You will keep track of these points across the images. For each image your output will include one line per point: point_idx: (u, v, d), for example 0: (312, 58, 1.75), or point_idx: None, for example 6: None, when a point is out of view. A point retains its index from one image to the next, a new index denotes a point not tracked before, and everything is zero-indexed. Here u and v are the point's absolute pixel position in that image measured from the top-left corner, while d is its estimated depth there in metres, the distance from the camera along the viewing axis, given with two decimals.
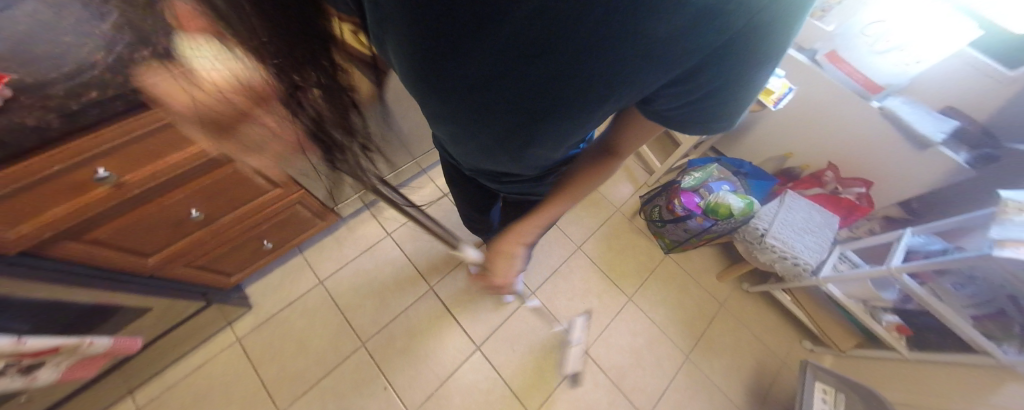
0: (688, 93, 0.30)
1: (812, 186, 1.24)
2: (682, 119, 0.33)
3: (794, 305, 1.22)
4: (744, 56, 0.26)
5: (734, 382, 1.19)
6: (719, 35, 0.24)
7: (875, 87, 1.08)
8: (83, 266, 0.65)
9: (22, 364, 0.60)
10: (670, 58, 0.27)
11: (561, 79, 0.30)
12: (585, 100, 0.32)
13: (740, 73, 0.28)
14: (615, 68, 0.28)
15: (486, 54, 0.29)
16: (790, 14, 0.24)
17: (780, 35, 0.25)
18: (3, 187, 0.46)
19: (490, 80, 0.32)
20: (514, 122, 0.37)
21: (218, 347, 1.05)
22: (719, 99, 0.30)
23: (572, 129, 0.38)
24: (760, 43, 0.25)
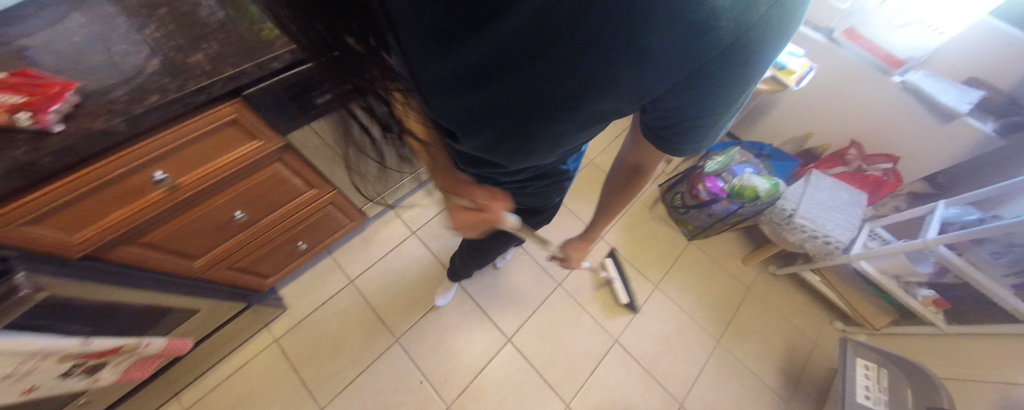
0: (678, 105, 0.30)
1: (836, 165, 1.22)
2: (670, 129, 0.33)
3: (823, 285, 1.21)
4: (732, 68, 0.26)
5: (767, 365, 1.19)
6: (711, 49, 0.24)
7: (895, 61, 1.05)
8: (134, 269, 0.66)
9: (88, 365, 0.63)
10: (664, 70, 0.26)
11: (553, 85, 0.29)
12: (575, 107, 0.31)
13: (728, 87, 0.28)
14: (607, 75, 0.27)
15: (477, 58, 0.29)
16: (775, 32, 0.24)
17: (766, 49, 0.25)
18: (71, 193, 0.48)
19: (481, 87, 0.31)
20: (501, 131, 0.35)
21: (256, 349, 1.06)
22: (705, 111, 0.30)
23: (562, 139, 0.37)
24: (748, 59, 0.26)
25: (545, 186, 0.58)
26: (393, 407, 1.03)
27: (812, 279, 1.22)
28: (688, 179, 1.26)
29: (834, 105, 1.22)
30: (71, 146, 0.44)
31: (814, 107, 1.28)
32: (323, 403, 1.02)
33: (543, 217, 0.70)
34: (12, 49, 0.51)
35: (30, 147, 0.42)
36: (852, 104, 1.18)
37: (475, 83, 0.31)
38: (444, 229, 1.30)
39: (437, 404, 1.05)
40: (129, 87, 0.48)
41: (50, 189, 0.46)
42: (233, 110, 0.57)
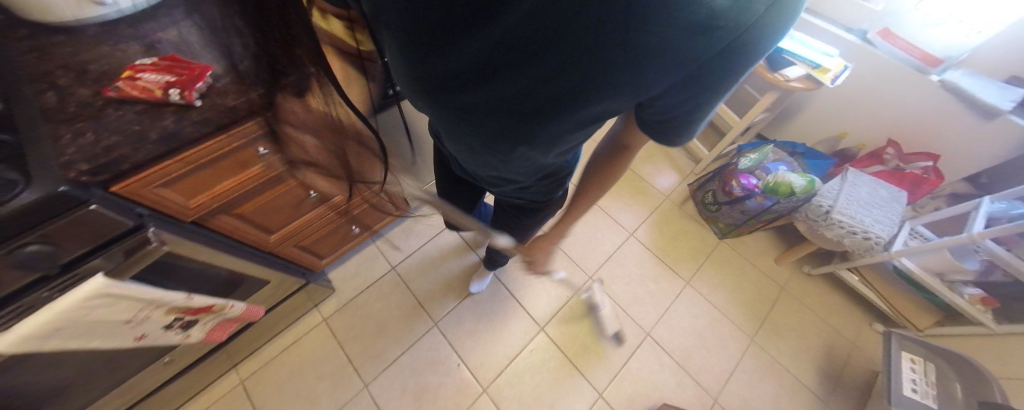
0: (675, 100, 0.34)
1: (872, 165, 1.21)
2: (668, 123, 0.37)
3: (863, 285, 1.19)
4: (724, 69, 0.30)
5: (803, 365, 1.18)
6: (713, 45, 0.28)
7: (932, 60, 1.07)
8: (225, 236, 0.76)
9: (184, 321, 0.72)
10: (664, 66, 0.30)
11: (552, 79, 0.32)
12: (576, 103, 0.34)
13: (722, 81, 0.32)
14: (606, 72, 0.31)
15: (484, 54, 0.32)
16: (759, 43, 0.29)
17: (757, 50, 0.30)
18: (192, 163, 0.58)
19: (477, 83, 0.35)
20: (497, 127, 0.39)
21: (307, 327, 1.13)
22: (703, 106, 0.35)
23: (567, 134, 0.40)
24: (741, 57, 0.30)
25: (546, 185, 0.61)
26: (432, 387, 1.07)
27: (849, 277, 1.20)
28: (721, 176, 1.28)
29: (868, 105, 1.23)
30: (206, 119, 0.56)
31: (846, 107, 1.29)
32: (368, 380, 1.06)
33: (553, 208, 0.72)
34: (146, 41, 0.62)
35: (175, 119, 0.55)
36: (885, 105, 1.20)
37: (476, 79, 0.35)
38: None
39: (473, 386, 1.08)
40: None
41: (168, 164, 0.55)
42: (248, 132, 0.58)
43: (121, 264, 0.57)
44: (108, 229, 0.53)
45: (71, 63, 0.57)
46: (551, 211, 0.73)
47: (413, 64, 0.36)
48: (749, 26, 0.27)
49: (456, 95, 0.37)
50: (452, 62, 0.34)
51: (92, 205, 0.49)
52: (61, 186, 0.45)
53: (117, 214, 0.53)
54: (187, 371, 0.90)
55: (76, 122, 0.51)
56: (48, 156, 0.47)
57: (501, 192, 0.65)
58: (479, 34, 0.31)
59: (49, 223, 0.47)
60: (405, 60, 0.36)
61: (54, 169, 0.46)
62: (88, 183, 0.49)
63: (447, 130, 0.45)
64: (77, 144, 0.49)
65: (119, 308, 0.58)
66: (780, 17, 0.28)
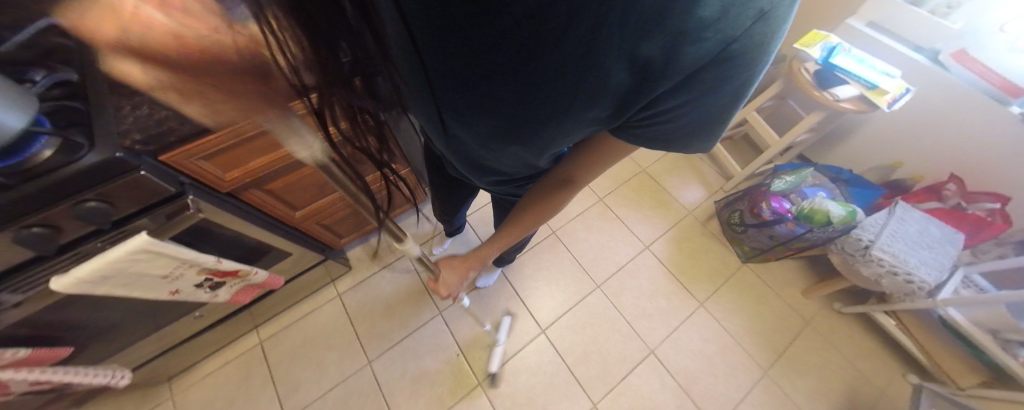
0: (667, 110, 0.34)
1: (927, 201, 1.09)
2: (659, 134, 0.37)
3: (900, 332, 1.09)
4: (713, 83, 0.30)
5: (819, 406, 1.10)
6: (700, 58, 0.28)
7: (1014, 89, 0.96)
8: (255, 209, 0.82)
9: (213, 282, 0.80)
10: (656, 75, 0.30)
11: (548, 81, 0.32)
12: (569, 106, 0.34)
13: (715, 95, 0.31)
14: (600, 77, 0.31)
15: (478, 56, 0.32)
16: (749, 60, 0.29)
17: (747, 66, 0.29)
18: (231, 140, 0.64)
19: (473, 85, 0.35)
20: (493, 126, 0.39)
21: (323, 300, 1.20)
22: (696, 120, 0.34)
23: (559, 137, 0.40)
24: (733, 70, 0.29)
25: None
26: (430, 373, 1.11)
27: (885, 321, 1.12)
28: (751, 196, 1.21)
29: (933, 133, 1.11)
30: None
31: (905, 133, 1.17)
32: (372, 357, 1.12)
33: None
34: None
35: None
36: (951, 136, 1.08)
37: (472, 81, 0.34)
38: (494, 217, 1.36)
39: (470, 378, 1.10)
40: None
41: (209, 141, 0.60)
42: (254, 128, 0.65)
43: (163, 225, 0.64)
44: (153, 193, 0.60)
45: None
46: None
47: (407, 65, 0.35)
48: (739, 40, 0.27)
49: (451, 93, 0.37)
50: (444, 63, 0.33)
51: (142, 171, 0.56)
52: (117, 153, 0.52)
53: (162, 181, 0.59)
54: (214, 326, 0.99)
55: (134, 95, 0.57)
56: (109, 123, 0.54)
57: (493, 187, 0.65)
58: (472, 37, 0.30)
59: (104, 183, 0.54)
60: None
61: (112, 135, 0.53)
62: (140, 152, 0.55)
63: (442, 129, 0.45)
64: (133, 115, 0.56)
65: (157, 264, 0.65)
66: (770, 34, 0.28)
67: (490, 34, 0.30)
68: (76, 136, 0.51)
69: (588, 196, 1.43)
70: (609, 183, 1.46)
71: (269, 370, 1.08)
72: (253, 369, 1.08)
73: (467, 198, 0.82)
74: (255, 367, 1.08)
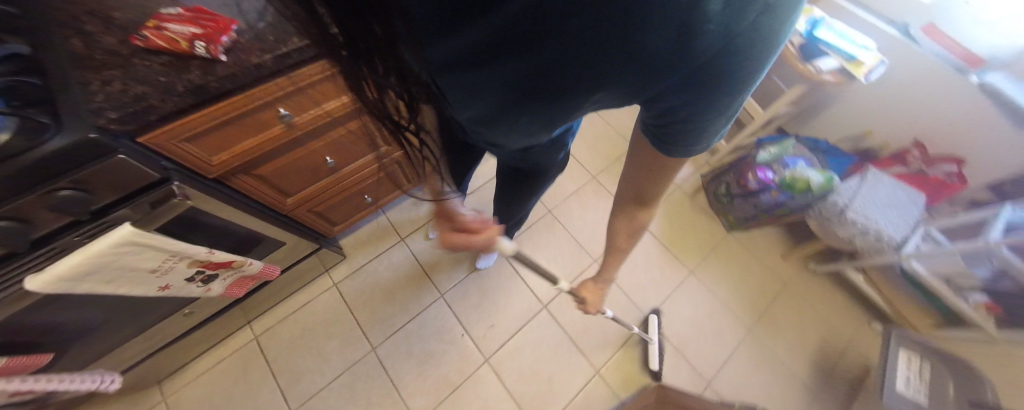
0: (674, 108, 0.31)
1: (893, 165, 1.19)
2: (666, 131, 0.35)
3: (866, 286, 1.20)
4: (717, 82, 0.28)
5: (798, 358, 1.20)
6: (702, 55, 0.26)
7: (975, 60, 1.03)
8: (245, 196, 0.77)
9: (205, 274, 0.75)
10: (657, 68, 0.28)
11: (548, 71, 0.30)
12: (573, 92, 0.33)
13: (724, 93, 0.29)
14: (599, 67, 0.29)
15: (475, 45, 0.30)
16: (756, 54, 0.26)
17: (754, 61, 0.27)
18: (217, 117, 0.59)
19: (473, 70, 0.33)
20: (496, 106, 0.38)
21: (318, 290, 1.16)
22: (703, 119, 0.32)
23: (566, 114, 0.39)
24: (742, 64, 0.26)
25: (550, 147, 0.54)
26: (436, 354, 1.11)
27: (856, 278, 1.20)
28: (739, 168, 1.27)
29: (901, 103, 1.19)
30: (233, 73, 0.55)
31: (876, 105, 1.24)
32: (375, 343, 1.10)
33: (553, 175, 0.66)
34: None
35: (202, 72, 0.54)
36: (915, 105, 1.16)
37: (472, 66, 0.33)
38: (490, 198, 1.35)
39: (476, 356, 1.11)
40: (259, 26, 0.59)
41: (188, 120, 0.55)
42: (249, 101, 0.60)
43: (149, 214, 0.58)
44: (135, 180, 0.54)
45: (97, 10, 0.58)
46: (553, 174, 0.66)
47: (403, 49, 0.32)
48: (745, 35, 0.25)
49: (453, 75, 0.35)
50: (442, 49, 0.32)
51: (121, 155, 0.50)
52: (92, 133, 0.46)
53: (144, 165, 0.54)
54: (206, 323, 0.94)
55: (103, 70, 0.51)
56: (79, 101, 0.48)
57: (503, 156, 0.59)
58: (466, 23, 0.29)
59: (81, 170, 0.48)
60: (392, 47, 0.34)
61: (85, 116, 0.47)
62: (116, 132, 0.49)
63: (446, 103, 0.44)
64: (105, 91, 0.49)
65: (145, 257, 0.60)
66: (780, 24, 0.25)
67: (484, 24, 0.28)
68: (41, 117, 0.45)
69: (580, 174, 1.45)
70: (601, 162, 1.48)
71: (268, 363, 1.05)
72: (251, 364, 1.04)
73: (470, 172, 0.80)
74: (252, 362, 1.05)
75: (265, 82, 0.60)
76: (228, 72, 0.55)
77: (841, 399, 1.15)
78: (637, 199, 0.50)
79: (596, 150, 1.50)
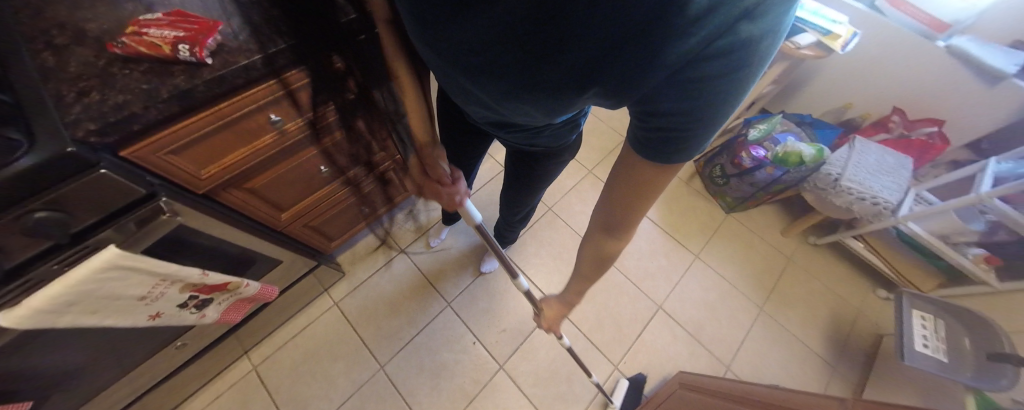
0: (662, 117, 0.29)
1: (877, 133, 1.24)
2: (649, 147, 0.32)
3: (867, 251, 1.22)
4: (700, 92, 0.26)
5: (811, 331, 1.20)
6: (685, 56, 0.25)
7: (940, 25, 1.09)
8: (237, 212, 0.73)
9: (199, 299, 0.70)
10: (641, 71, 0.27)
11: (543, 60, 0.31)
12: (567, 86, 0.32)
13: (712, 105, 0.27)
14: (588, 60, 0.28)
15: (481, 24, 0.31)
16: (745, 65, 0.25)
17: (744, 72, 0.25)
18: (200, 130, 0.55)
19: (479, 51, 0.34)
20: (499, 93, 0.38)
21: (319, 311, 1.11)
22: (687, 136, 0.29)
23: (564, 110, 0.38)
24: (731, 72, 0.25)
25: (563, 128, 0.52)
26: (449, 365, 1.06)
27: (855, 245, 1.23)
28: (731, 148, 1.29)
29: (875, 74, 1.24)
30: (220, 77, 0.52)
31: (852, 78, 1.30)
32: (383, 360, 1.05)
33: (563, 160, 0.65)
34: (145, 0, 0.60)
35: (187, 76, 0.51)
36: (888, 75, 1.21)
37: (477, 49, 0.34)
38: (488, 201, 1.33)
39: (490, 363, 1.07)
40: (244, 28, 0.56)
41: (171, 133, 0.52)
42: (233, 112, 0.57)
43: (135, 236, 0.54)
44: (119, 196, 0.50)
45: (67, 23, 0.54)
46: (568, 156, 0.65)
47: (413, 7, 0.35)
48: (734, 37, 0.24)
49: (465, 57, 0.36)
50: (456, 27, 0.33)
51: (102, 169, 0.46)
52: (69, 147, 0.42)
53: (131, 182, 0.50)
54: (200, 355, 0.87)
55: (79, 81, 0.48)
56: (53, 114, 0.44)
57: (511, 139, 0.58)
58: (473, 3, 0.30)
59: (59, 187, 0.43)
60: (409, 13, 0.37)
61: (60, 129, 0.43)
62: (96, 146, 0.45)
63: (454, 87, 0.45)
64: (83, 102, 0.46)
65: (132, 283, 0.55)
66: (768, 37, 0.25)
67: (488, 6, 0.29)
68: (12, 132, 0.40)
69: (577, 170, 1.44)
70: (595, 156, 1.49)
71: (269, 395, 0.98)
72: (252, 396, 0.98)
73: (473, 166, 0.78)
74: (252, 394, 0.98)
75: (252, 85, 0.57)
76: (209, 78, 0.51)
77: (859, 368, 1.15)
78: (605, 230, 0.45)
79: (589, 146, 1.51)
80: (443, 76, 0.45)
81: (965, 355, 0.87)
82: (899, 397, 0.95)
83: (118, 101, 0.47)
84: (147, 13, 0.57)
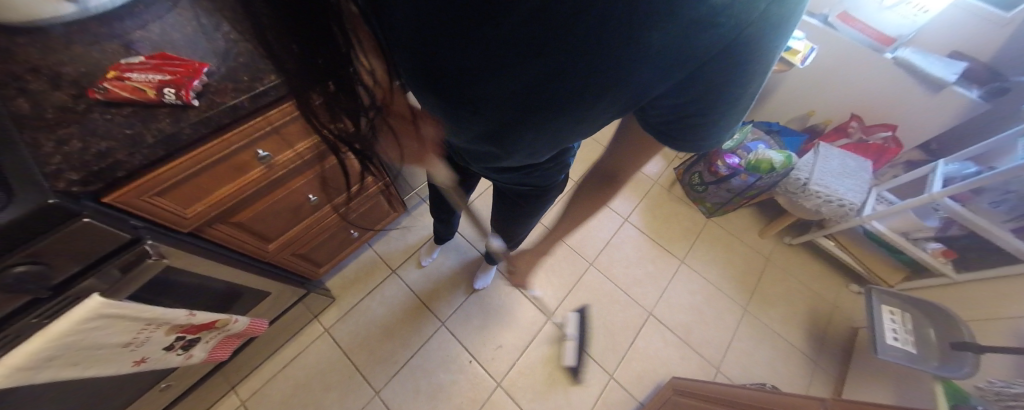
0: (685, 96, 0.34)
1: (838, 138, 1.34)
2: (675, 122, 0.38)
3: (838, 249, 1.30)
4: (724, 68, 0.31)
5: (793, 328, 1.26)
6: (711, 45, 0.29)
7: (887, 39, 1.18)
8: (223, 247, 0.72)
9: (186, 339, 0.68)
10: (664, 67, 0.30)
11: (558, 79, 0.32)
12: (579, 100, 0.34)
13: (737, 75, 0.31)
14: (608, 72, 0.31)
15: (486, 51, 0.31)
16: (759, 47, 0.29)
17: (757, 52, 0.30)
18: (188, 169, 0.55)
19: (485, 78, 0.34)
20: (505, 119, 0.39)
21: (309, 339, 1.08)
22: (708, 105, 0.34)
23: (572, 127, 0.39)
24: (752, 48, 0.29)
25: (551, 167, 0.56)
26: (445, 387, 1.05)
27: (827, 244, 1.31)
28: (707, 157, 1.36)
29: (831, 83, 1.33)
30: (206, 118, 0.52)
31: (812, 86, 1.39)
32: (378, 386, 1.03)
33: (553, 195, 0.69)
34: (123, 39, 0.59)
35: (173, 120, 0.50)
36: (843, 84, 1.30)
37: (482, 75, 0.34)
38: (477, 217, 1.35)
39: (488, 381, 1.07)
40: (228, 67, 0.57)
41: (158, 174, 0.51)
42: (222, 147, 0.57)
43: (119, 283, 0.51)
44: (102, 244, 0.48)
45: (41, 66, 0.53)
46: (553, 193, 0.68)
47: (400, 39, 0.35)
48: (753, 24, 0.27)
49: (468, 84, 0.36)
50: (457, 58, 0.34)
51: (86, 217, 0.44)
52: (50, 198, 0.41)
53: (112, 228, 0.48)
54: (186, 395, 0.84)
55: (57, 128, 0.47)
56: (30, 164, 0.42)
57: (503, 180, 0.61)
58: (475, 35, 0.31)
59: (38, 240, 0.41)
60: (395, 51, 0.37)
61: (39, 180, 0.42)
62: (77, 194, 0.44)
63: (446, 119, 0.45)
64: (62, 151, 0.45)
65: (117, 330, 0.53)
66: (787, 12, 0.28)
67: (496, 34, 0.30)
68: None
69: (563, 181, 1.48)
70: (580, 168, 1.53)
71: None
72: None
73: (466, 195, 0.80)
74: None
75: (244, 121, 0.57)
76: (195, 122, 0.51)
77: (838, 362, 1.21)
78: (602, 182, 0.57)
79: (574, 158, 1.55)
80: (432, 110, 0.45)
81: (930, 345, 0.94)
82: (876, 391, 1.00)
83: (99, 151, 0.46)
84: (127, 55, 0.57)
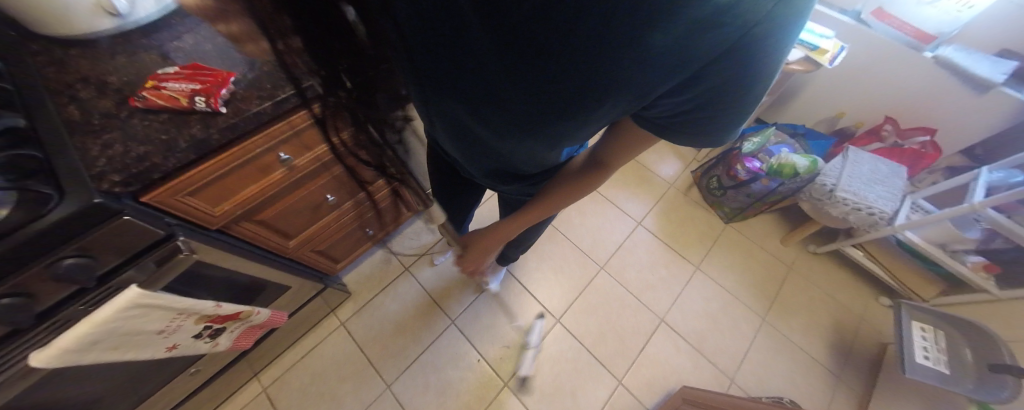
0: (688, 101, 0.32)
1: (870, 142, 1.26)
2: (679, 129, 0.35)
3: (868, 260, 1.22)
4: (730, 72, 0.28)
5: (814, 340, 1.21)
6: (714, 47, 0.26)
7: (927, 37, 1.09)
8: (248, 243, 0.77)
9: (213, 329, 0.73)
10: (663, 71, 0.29)
11: (559, 80, 0.32)
12: (581, 102, 0.34)
13: (745, 79, 0.28)
14: (605, 71, 0.30)
15: (492, 49, 0.33)
16: (772, 49, 0.27)
17: (769, 55, 0.27)
18: (215, 171, 0.59)
19: (490, 76, 0.35)
20: (509, 121, 0.39)
21: (326, 331, 1.13)
22: (714, 111, 0.32)
23: (575, 131, 0.39)
24: (759, 51, 0.26)
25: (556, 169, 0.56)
26: (454, 384, 1.08)
27: (854, 253, 1.23)
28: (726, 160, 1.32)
29: (865, 83, 1.26)
30: (233, 124, 0.56)
31: (843, 86, 1.32)
32: (390, 379, 1.07)
33: None
34: (161, 50, 0.64)
35: (203, 126, 0.55)
36: (878, 83, 1.23)
37: (487, 73, 0.35)
38: (490, 217, 1.36)
39: (495, 380, 1.09)
40: (254, 75, 0.60)
41: (188, 176, 0.55)
42: (246, 150, 0.61)
43: (153, 275, 0.56)
44: (139, 240, 0.53)
45: (90, 76, 0.59)
46: None
47: (410, 40, 0.36)
48: (764, 23, 0.25)
49: (474, 83, 0.37)
50: (464, 56, 0.35)
51: (126, 215, 0.49)
52: (96, 198, 0.45)
53: (148, 225, 0.52)
54: (213, 379, 0.90)
55: (102, 133, 0.51)
56: (79, 166, 0.47)
57: (512, 190, 0.62)
58: (482, 34, 0.32)
59: (85, 235, 0.46)
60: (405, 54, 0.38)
61: (86, 181, 0.46)
62: (119, 194, 0.48)
63: (452, 122, 0.46)
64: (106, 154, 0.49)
65: (153, 319, 0.57)
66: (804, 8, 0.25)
67: (501, 32, 0.31)
68: (43, 187, 0.43)
69: None
70: None
71: None
72: None
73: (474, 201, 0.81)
74: None
75: (267, 126, 0.61)
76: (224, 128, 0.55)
77: (863, 378, 1.15)
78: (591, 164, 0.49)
79: None
80: (438, 114, 0.46)
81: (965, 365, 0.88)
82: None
83: (138, 154, 0.50)
84: (165, 65, 0.61)
